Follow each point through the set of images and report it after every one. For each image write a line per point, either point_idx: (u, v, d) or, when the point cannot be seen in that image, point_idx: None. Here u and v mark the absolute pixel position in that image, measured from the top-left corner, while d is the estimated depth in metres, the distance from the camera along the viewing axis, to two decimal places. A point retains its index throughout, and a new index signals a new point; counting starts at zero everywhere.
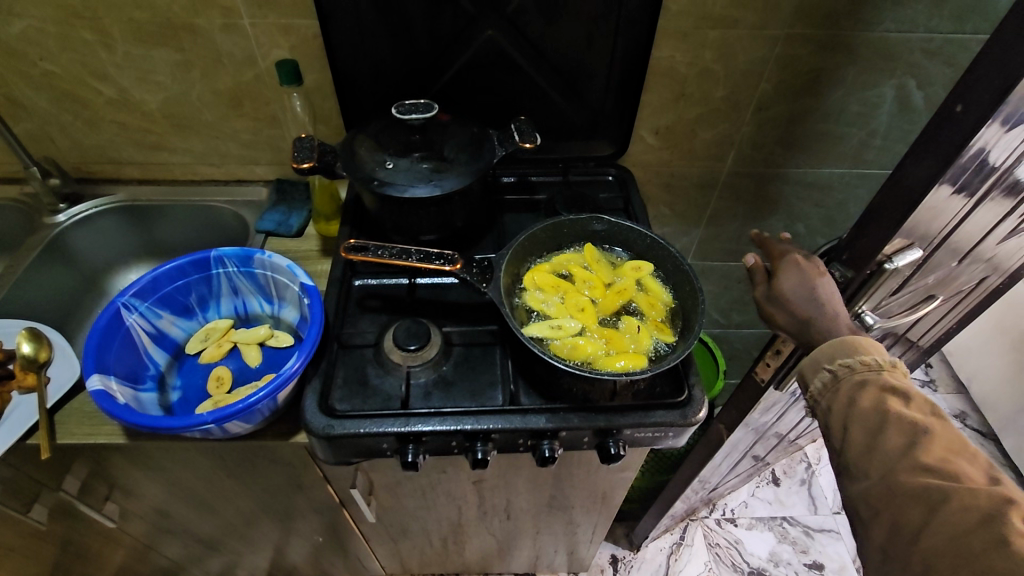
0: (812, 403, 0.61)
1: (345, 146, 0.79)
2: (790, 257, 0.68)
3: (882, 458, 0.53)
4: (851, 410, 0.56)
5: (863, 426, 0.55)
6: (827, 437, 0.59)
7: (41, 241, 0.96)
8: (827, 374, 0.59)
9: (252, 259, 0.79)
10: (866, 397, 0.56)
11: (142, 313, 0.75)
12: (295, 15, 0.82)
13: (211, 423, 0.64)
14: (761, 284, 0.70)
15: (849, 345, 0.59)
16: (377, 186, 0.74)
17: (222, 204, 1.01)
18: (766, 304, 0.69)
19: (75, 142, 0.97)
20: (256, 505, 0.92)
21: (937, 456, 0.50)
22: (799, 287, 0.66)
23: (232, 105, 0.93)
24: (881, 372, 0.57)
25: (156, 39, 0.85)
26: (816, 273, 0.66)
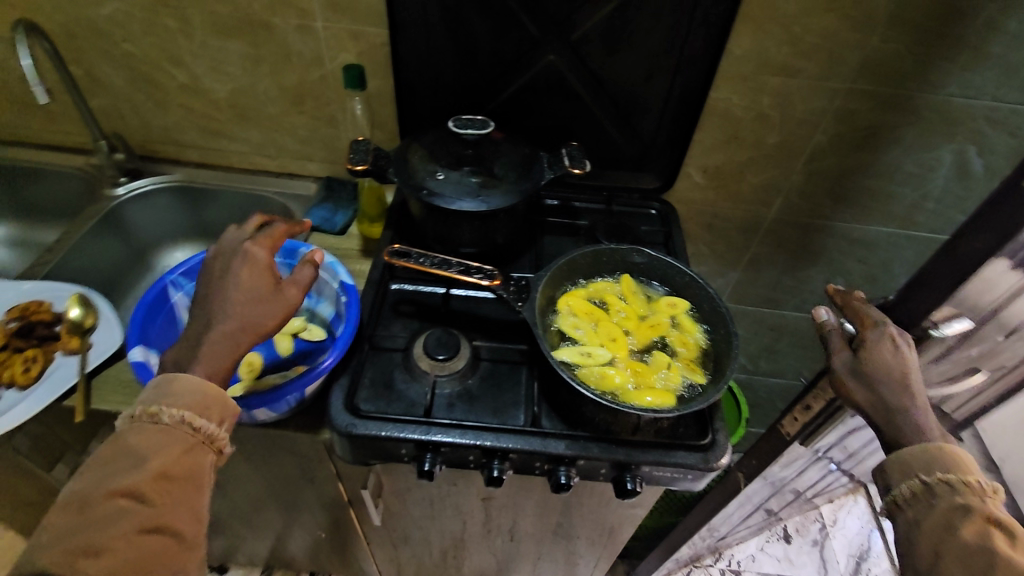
0: (891, 507, 0.59)
1: (399, 153, 0.81)
2: (884, 330, 0.61)
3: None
4: (949, 537, 0.54)
5: (961, 562, 0.52)
6: (907, 551, 0.57)
7: (101, 211, 1.01)
8: (920, 484, 0.57)
9: (296, 252, 0.81)
10: (970, 531, 0.53)
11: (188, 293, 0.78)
12: (366, 23, 0.85)
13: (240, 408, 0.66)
14: (841, 354, 0.63)
15: (946, 457, 0.56)
16: (426, 196, 0.75)
17: (272, 195, 1.05)
18: (846, 379, 0.62)
19: (143, 121, 1.02)
20: (272, 489, 0.94)
21: None
22: (892, 371, 0.59)
23: (294, 101, 0.96)
24: (981, 499, 0.55)
25: (232, 33, 0.89)
26: (909, 353, 0.60)
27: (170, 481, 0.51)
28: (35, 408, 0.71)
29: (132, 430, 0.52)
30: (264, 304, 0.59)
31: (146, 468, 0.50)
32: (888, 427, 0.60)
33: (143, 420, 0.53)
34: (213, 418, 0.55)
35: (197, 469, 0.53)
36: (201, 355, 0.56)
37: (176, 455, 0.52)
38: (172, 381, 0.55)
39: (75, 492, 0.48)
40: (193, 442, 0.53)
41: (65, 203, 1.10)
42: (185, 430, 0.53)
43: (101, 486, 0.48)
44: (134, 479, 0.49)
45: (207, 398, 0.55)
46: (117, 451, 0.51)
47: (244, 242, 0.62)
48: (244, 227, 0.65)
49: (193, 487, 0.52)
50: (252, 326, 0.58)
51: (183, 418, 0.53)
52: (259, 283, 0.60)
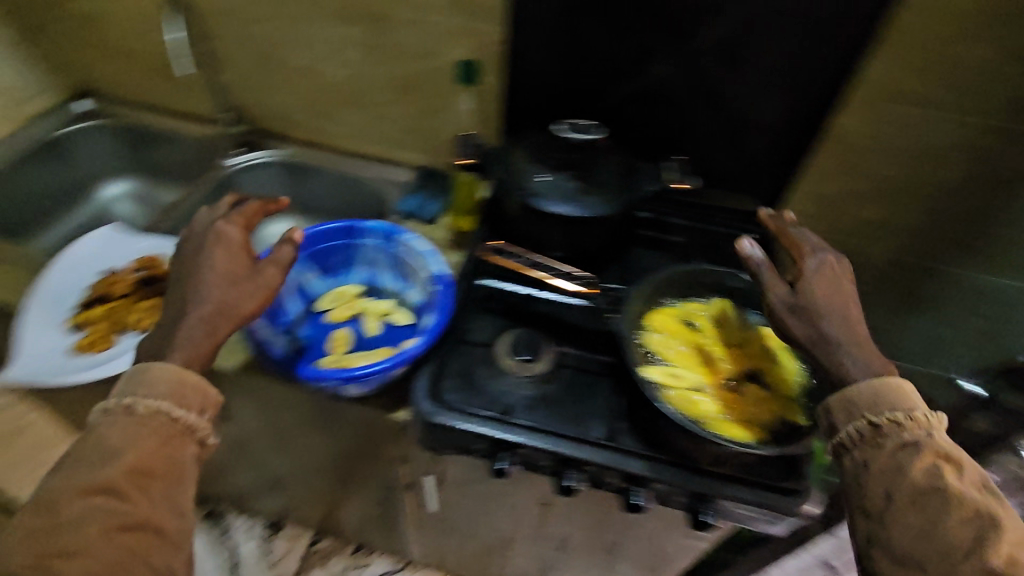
0: (834, 451, 0.55)
1: (501, 153, 0.81)
2: (819, 262, 0.64)
3: (941, 554, 0.46)
4: (900, 477, 0.49)
5: (914, 506, 0.48)
6: (854, 495, 0.52)
7: (216, 179, 1.09)
8: (867, 425, 0.53)
9: (395, 237, 0.82)
10: (921, 469, 0.49)
11: (293, 265, 0.81)
12: (483, 21, 0.86)
13: (333, 381, 0.68)
14: (779, 289, 0.62)
15: (891, 393, 0.54)
16: (511, 192, 0.76)
17: (370, 180, 1.09)
18: (788, 313, 0.60)
19: (260, 98, 1.08)
20: (339, 461, 0.98)
21: (1007, 558, 0.44)
22: (830, 301, 0.61)
23: (402, 91, 0.99)
24: (929, 437, 0.51)
25: (353, 21, 0.92)
26: (840, 284, 0.63)
27: (146, 475, 0.50)
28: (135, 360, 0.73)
29: (107, 424, 0.52)
30: (240, 283, 0.62)
31: (119, 462, 0.49)
32: (832, 364, 0.58)
33: (117, 412, 0.53)
34: (192, 406, 0.55)
35: (178, 461, 0.52)
36: (180, 342, 0.57)
37: (152, 446, 0.51)
38: (149, 371, 0.55)
39: (46, 492, 0.48)
40: (171, 432, 0.53)
41: (189, 168, 1.20)
42: (161, 420, 0.53)
43: (74, 483, 0.48)
44: (106, 474, 0.48)
45: (182, 383, 0.55)
46: (90, 448, 0.50)
47: (218, 221, 0.66)
48: (217, 209, 0.69)
49: (173, 481, 0.51)
50: (230, 307, 0.61)
51: (159, 405, 0.53)
52: (234, 263, 0.63)
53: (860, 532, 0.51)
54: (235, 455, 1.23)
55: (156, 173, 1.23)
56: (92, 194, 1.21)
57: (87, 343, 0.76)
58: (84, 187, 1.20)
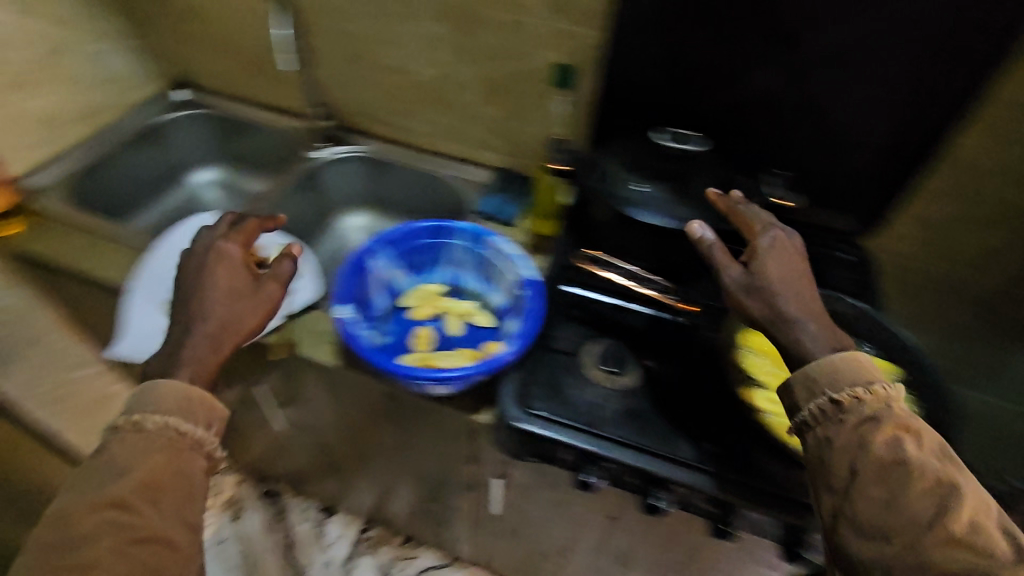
0: (799, 430, 0.56)
1: (592, 161, 0.79)
2: (768, 236, 0.67)
3: (904, 526, 0.47)
4: (863, 451, 0.51)
5: (879, 481, 0.49)
6: (820, 473, 0.53)
7: (304, 170, 1.12)
8: (828, 400, 0.55)
9: (484, 239, 0.82)
10: (881, 444, 0.50)
11: (384, 261, 0.82)
12: (584, 25, 0.85)
13: (426, 381, 0.69)
14: (734, 270, 0.64)
15: (849, 367, 0.55)
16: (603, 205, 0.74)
17: (449, 179, 1.10)
18: (743, 294, 0.63)
19: (349, 94, 1.11)
20: (407, 448, 1.01)
21: (966, 524, 0.46)
22: (782, 276, 0.63)
23: (491, 92, 0.99)
24: (887, 412, 0.53)
25: (451, 22, 0.93)
26: (789, 255, 0.65)
27: (154, 490, 0.54)
28: None
29: (117, 441, 0.56)
30: (243, 298, 0.69)
31: (128, 478, 0.53)
32: (789, 339, 0.60)
33: (125, 429, 0.57)
34: (198, 422, 0.59)
35: (184, 474, 0.56)
36: (185, 357, 0.63)
37: (160, 461, 0.55)
38: (155, 389, 0.59)
39: (61, 508, 0.52)
40: (179, 446, 0.57)
41: (274, 159, 1.23)
42: (168, 435, 0.57)
43: (86, 500, 0.52)
44: (117, 491, 0.52)
45: (188, 399, 0.59)
46: (100, 467, 0.54)
47: (219, 241, 0.72)
48: (216, 228, 0.75)
49: (181, 494, 0.55)
50: (232, 321, 0.66)
51: (165, 422, 0.57)
52: (237, 279, 0.69)
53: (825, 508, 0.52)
54: (300, 439, 1.27)
55: (243, 163, 1.28)
56: (182, 180, 1.27)
57: None
58: (176, 173, 1.26)
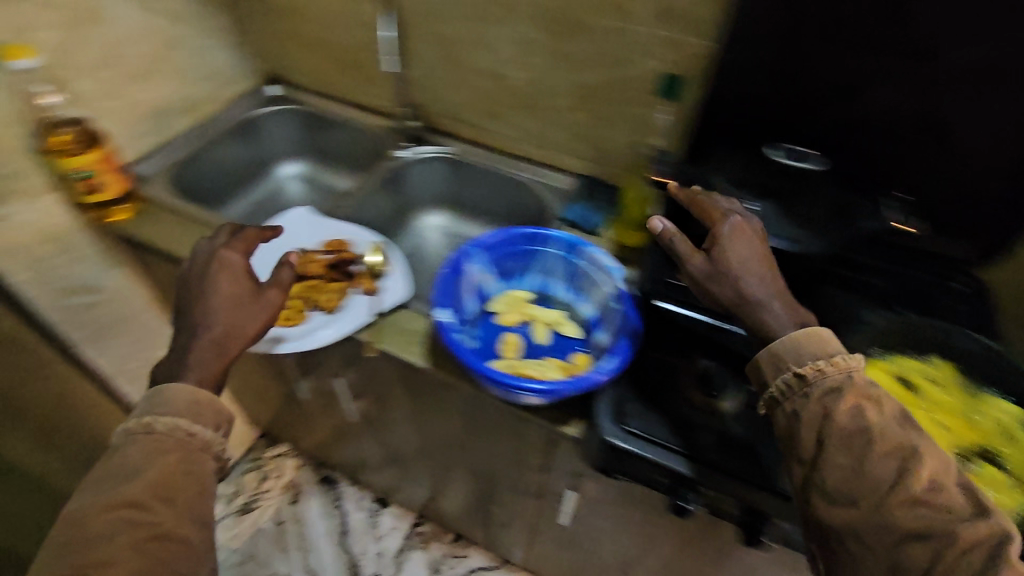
0: (769, 406, 0.57)
1: (695, 175, 0.77)
2: (732, 222, 0.67)
3: (870, 491, 0.48)
4: (827, 420, 0.52)
5: (845, 448, 0.50)
6: (790, 444, 0.54)
7: (390, 168, 1.14)
8: (793, 376, 0.56)
9: (579, 248, 0.83)
10: (844, 412, 0.51)
11: (479, 266, 0.82)
12: (691, 34, 0.83)
13: (528, 390, 0.69)
14: (697, 258, 0.65)
15: (810, 342, 0.57)
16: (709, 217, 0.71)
17: (532, 184, 1.10)
18: (708, 281, 0.64)
19: (438, 96, 1.12)
20: (477, 448, 1.02)
21: (926, 483, 0.47)
22: (743, 261, 0.64)
23: (583, 99, 0.98)
24: (848, 380, 0.53)
25: (550, 27, 0.92)
26: (749, 239, 0.66)
27: (167, 490, 0.55)
28: (334, 338, 0.80)
29: (128, 445, 0.58)
30: (244, 304, 0.69)
31: (142, 479, 0.55)
32: (755, 321, 0.61)
33: (138, 432, 0.59)
34: (207, 422, 0.61)
35: (195, 473, 0.58)
36: (191, 364, 0.64)
37: (171, 462, 0.57)
38: (163, 394, 0.61)
39: (76, 510, 0.54)
40: (189, 447, 0.59)
41: (359, 156, 1.26)
42: (180, 435, 0.59)
43: (100, 501, 0.54)
44: (131, 490, 0.54)
45: (197, 401, 0.61)
46: (113, 469, 0.56)
47: (220, 249, 0.72)
48: (216, 237, 0.75)
49: (192, 493, 0.57)
50: (236, 328, 0.67)
51: (175, 422, 0.59)
52: (239, 287, 0.70)
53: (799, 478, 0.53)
54: (366, 430, 1.29)
55: (328, 157, 1.32)
56: (270, 172, 1.31)
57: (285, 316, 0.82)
58: (266, 165, 1.30)
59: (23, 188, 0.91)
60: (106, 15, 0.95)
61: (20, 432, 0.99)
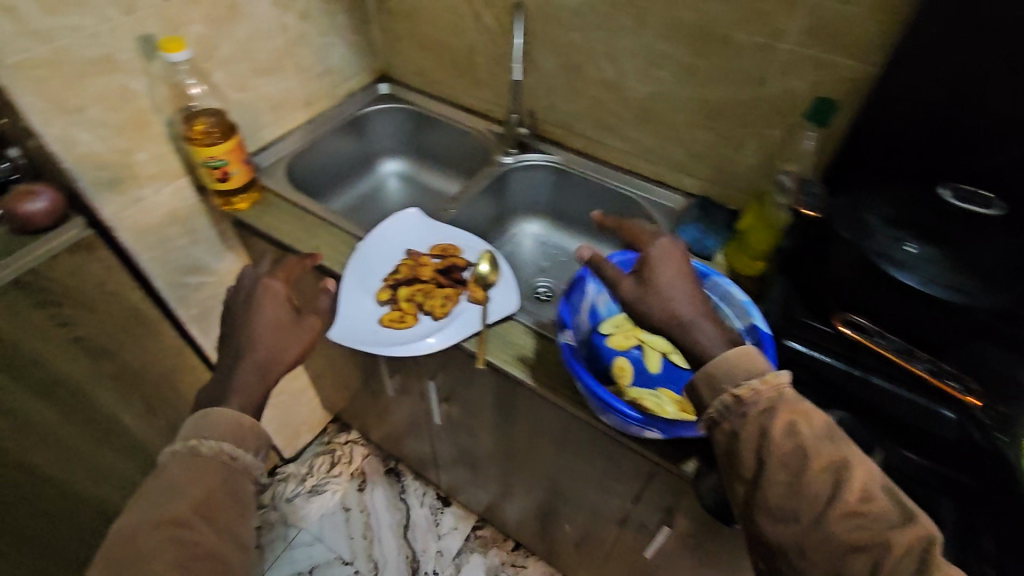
0: (708, 427, 0.58)
1: (847, 208, 0.69)
2: (660, 244, 0.65)
3: (808, 505, 0.50)
4: (767, 442, 0.53)
5: (782, 465, 0.52)
6: (732, 464, 0.56)
7: (494, 173, 1.13)
8: (730, 398, 0.56)
9: (707, 278, 0.79)
10: (778, 429, 0.53)
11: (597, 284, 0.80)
12: (845, 55, 0.77)
13: (652, 425, 0.66)
14: (628, 284, 0.63)
15: (740, 362, 0.57)
16: (845, 247, 0.66)
17: (640, 201, 1.06)
18: (639, 306, 0.62)
19: (551, 103, 1.10)
20: (562, 466, 1.00)
21: (858, 496, 0.50)
22: (672, 283, 0.62)
23: (708, 116, 0.94)
24: (779, 398, 0.55)
25: (682, 40, 0.89)
26: (679, 259, 0.65)
27: (210, 510, 0.60)
28: (442, 345, 0.80)
29: (175, 464, 0.62)
30: (286, 330, 0.75)
31: (187, 499, 0.60)
32: (688, 342, 0.60)
33: (184, 453, 0.63)
34: (248, 447, 0.66)
35: (235, 495, 0.63)
36: (236, 386, 0.69)
37: (214, 483, 0.62)
38: (209, 417, 0.66)
39: (125, 524, 0.58)
40: (231, 469, 0.64)
41: (464, 157, 1.26)
42: (223, 458, 0.63)
43: (149, 517, 0.58)
44: (176, 510, 0.59)
45: (239, 427, 0.66)
46: (159, 488, 0.60)
47: (264, 276, 0.78)
48: (260, 265, 0.81)
49: (232, 514, 0.62)
50: (275, 354, 0.73)
51: (220, 446, 0.64)
52: (278, 312, 0.75)
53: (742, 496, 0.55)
54: (442, 431, 1.30)
55: (430, 157, 1.33)
56: (373, 168, 1.34)
57: (396, 318, 0.84)
58: (370, 161, 1.33)
59: (158, 172, 0.96)
60: (246, 11, 0.99)
61: (130, 400, 1.05)
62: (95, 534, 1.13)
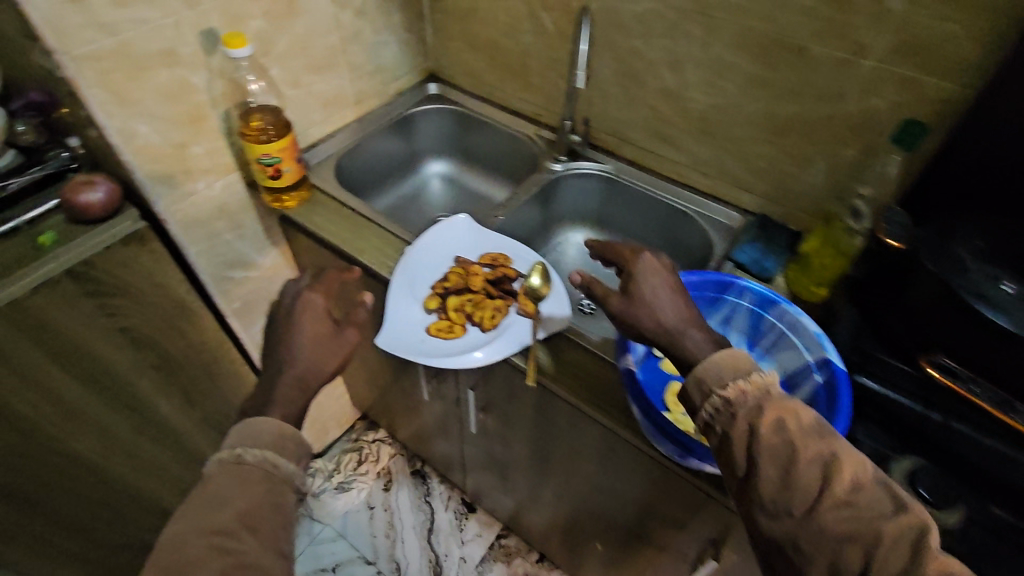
0: (701, 430, 0.55)
1: (933, 239, 0.64)
2: (643, 260, 0.67)
3: (800, 500, 0.48)
4: (756, 438, 0.51)
5: (772, 459, 0.50)
6: (724, 463, 0.53)
7: (543, 180, 1.10)
8: (718, 400, 0.54)
9: (774, 305, 0.75)
10: (766, 424, 0.51)
11: None
12: (934, 74, 0.73)
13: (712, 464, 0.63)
14: (614, 297, 0.65)
15: (727, 365, 0.55)
16: (929, 281, 0.61)
17: (694, 215, 1.02)
18: (625, 315, 0.63)
19: (606, 111, 1.07)
20: (599, 485, 0.97)
21: (847, 485, 0.47)
22: (656, 292, 0.63)
23: (774, 132, 0.89)
24: (766, 396, 0.53)
25: (753, 52, 0.85)
26: (665, 272, 0.66)
27: (253, 520, 0.58)
28: (492, 358, 0.78)
29: (219, 474, 0.61)
30: (325, 343, 0.74)
31: (232, 508, 0.58)
32: (677, 350, 0.59)
33: (229, 462, 0.62)
34: (289, 458, 0.65)
35: (278, 505, 0.61)
36: (276, 397, 0.69)
37: (258, 494, 0.60)
38: (252, 427, 0.65)
39: (173, 534, 0.56)
40: (274, 479, 0.62)
41: (510, 161, 1.24)
42: (266, 467, 0.62)
43: (195, 527, 0.57)
44: (222, 519, 0.57)
45: (281, 437, 0.65)
46: (204, 497, 0.59)
47: (305, 290, 0.78)
48: (302, 279, 0.81)
49: (275, 524, 0.60)
50: (314, 367, 0.73)
51: (262, 456, 0.63)
52: (317, 328, 0.75)
53: (737, 493, 0.53)
54: (472, 437, 1.29)
55: (474, 159, 1.31)
56: (417, 168, 1.32)
57: (444, 328, 0.82)
58: (414, 161, 1.31)
59: (211, 167, 0.95)
60: (305, 8, 0.98)
61: (170, 391, 1.05)
62: (130, 522, 1.13)
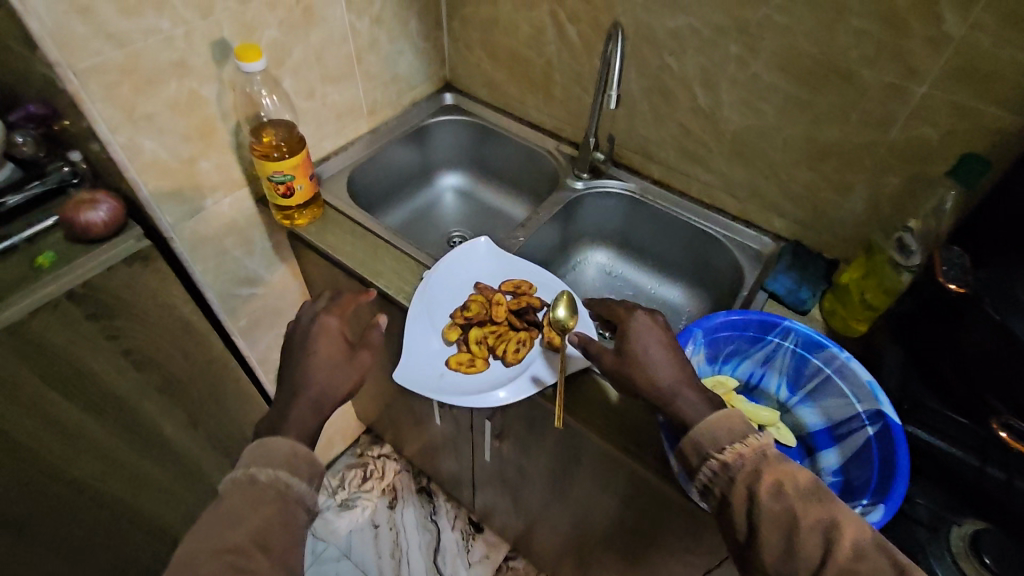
0: (700, 493, 0.55)
1: (994, 280, 0.60)
2: (636, 318, 0.68)
3: (805, 568, 0.48)
4: (756, 505, 0.50)
5: (773, 527, 0.49)
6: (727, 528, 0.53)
7: (565, 199, 1.05)
8: (716, 463, 0.54)
9: (822, 349, 0.70)
10: (765, 491, 0.50)
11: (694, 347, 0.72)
12: (994, 104, 0.68)
13: None
14: (608, 357, 0.66)
15: (720, 426, 0.55)
16: (992, 328, 0.57)
17: (723, 239, 0.97)
18: (620, 373, 0.64)
19: (631, 128, 1.02)
20: (620, 521, 0.93)
21: (851, 555, 0.47)
22: (650, 350, 0.64)
23: (813, 157, 0.85)
24: (763, 458, 0.53)
25: (795, 73, 0.80)
26: (658, 329, 0.67)
27: (266, 539, 0.54)
28: (516, 396, 0.73)
29: (233, 491, 0.57)
30: (341, 364, 0.70)
31: (245, 526, 0.54)
32: (671, 410, 0.59)
33: (242, 479, 0.57)
34: (304, 476, 0.60)
35: (291, 527, 0.56)
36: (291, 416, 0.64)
37: (270, 513, 0.56)
38: (266, 444, 0.60)
39: (183, 551, 0.53)
40: (287, 499, 0.58)
41: (529, 176, 1.20)
42: (279, 487, 0.57)
43: (207, 544, 0.52)
44: (235, 538, 0.53)
45: (295, 455, 0.60)
46: (218, 513, 0.55)
47: (320, 313, 0.74)
48: (318, 300, 0.77)
49: (288, 545, 0.55)
50: (328, 391, 0.68)
51: (276, 475, 0.58)
52: (332, 351, 0.70)
53: (738, 557, 0.53)
54: (484, 460, 1.24)
55: (491, 173, 1.27)
56: (431, 182, 1.28)
57: (465, 362, 0.78)
58: (429, 174, 1.27)
59: (219, 183, 0.91)
60: (321, 17, 0.93)
61: (173, 410, 1.01)
62: (132, 546, 1.09)
